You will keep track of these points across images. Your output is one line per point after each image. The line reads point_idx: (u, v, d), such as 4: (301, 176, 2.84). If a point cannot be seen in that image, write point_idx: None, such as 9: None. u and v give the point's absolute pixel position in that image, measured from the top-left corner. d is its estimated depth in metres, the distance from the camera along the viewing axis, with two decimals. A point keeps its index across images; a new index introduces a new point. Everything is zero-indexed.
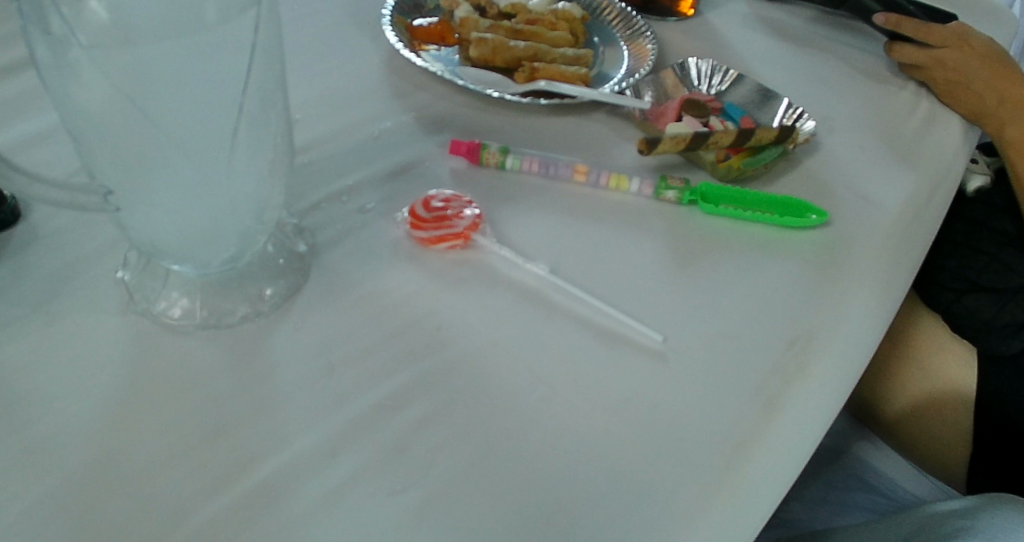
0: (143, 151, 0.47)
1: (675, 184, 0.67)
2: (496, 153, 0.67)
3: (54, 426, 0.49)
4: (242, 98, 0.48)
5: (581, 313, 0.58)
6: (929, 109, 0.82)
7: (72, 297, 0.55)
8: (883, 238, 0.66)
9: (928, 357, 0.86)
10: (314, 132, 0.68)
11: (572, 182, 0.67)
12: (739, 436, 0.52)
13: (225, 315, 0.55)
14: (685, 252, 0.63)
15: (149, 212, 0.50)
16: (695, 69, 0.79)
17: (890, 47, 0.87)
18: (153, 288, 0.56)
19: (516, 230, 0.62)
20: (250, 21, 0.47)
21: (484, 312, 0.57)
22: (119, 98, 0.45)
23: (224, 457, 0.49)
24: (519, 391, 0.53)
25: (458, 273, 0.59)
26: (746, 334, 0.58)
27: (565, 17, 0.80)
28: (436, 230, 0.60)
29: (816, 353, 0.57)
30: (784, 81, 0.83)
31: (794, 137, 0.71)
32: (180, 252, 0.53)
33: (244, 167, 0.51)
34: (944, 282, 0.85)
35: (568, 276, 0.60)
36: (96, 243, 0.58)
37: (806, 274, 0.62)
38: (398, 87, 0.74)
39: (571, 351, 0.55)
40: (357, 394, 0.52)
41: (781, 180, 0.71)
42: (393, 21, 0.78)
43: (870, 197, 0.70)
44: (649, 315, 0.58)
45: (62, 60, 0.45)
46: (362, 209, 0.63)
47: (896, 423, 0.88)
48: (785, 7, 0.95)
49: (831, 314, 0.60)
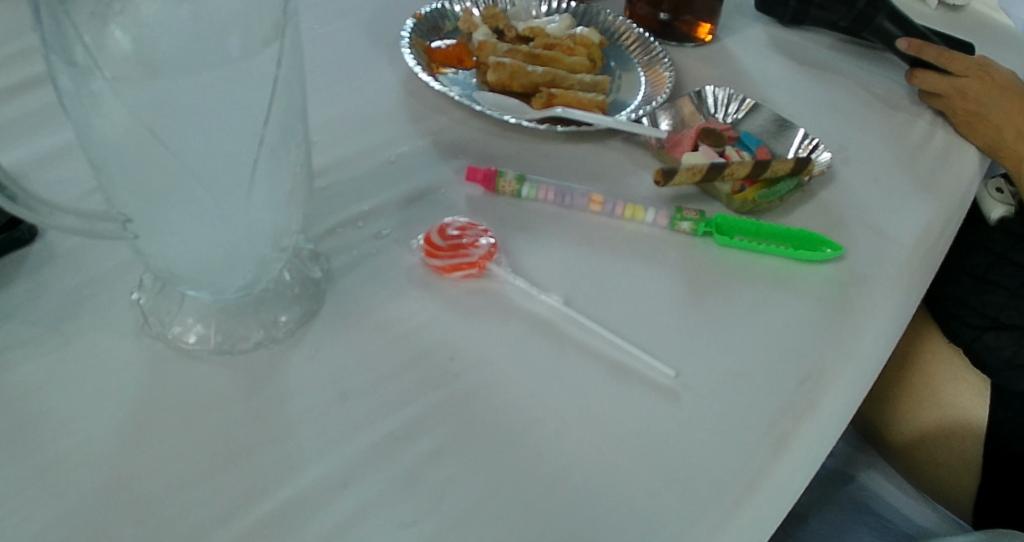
0: (162, 179, 0.48)
1: (691, 215, 0.66)
2: (512, 180, 0.67)
3: (67, 448, 0.50)
4: (264, 129, 0.49)
5: (594, 346, 0.58)
6: (945, 141, 0.82)
7: (88, 319, 0.56)
8: (898, 275, 0.66)
9: (942, 385, 0.86)
10: (330, 156, 0.69)
11: (588, 212, 0.67)
12: (748, 475, 0.52)
13: (240, 340, 0.55)
14: (699, 284, 0.63)
15: (168, 240, 0.50)
16: (712, 96, 0.79)
17: (910, 73, 0.87)
18: (168, 312, 0.56)
19: (531, 260, 0.62)
20: (274, 54, 0.47)
21: (498, 343, 0.57)
22: (140, 129, 0.46)
23: (236, 485, 0.49)
24: (533, 423, 0.53)
25: (473, 302, 0.59)
26: (759, 371, 0.57)
27: (584, 42, 0.80)
28: (452, 258, 0.60)
29: (829, 391, 0.57)
30: (801, 110, 0.83)
31: (809, 169, 0.71)
32: (196, 278, 0.53)
33: (263, 196, 0.51)
34: (966, 319, 0.84)
35: (581, 308, 0.59)
36: (111, 263, 0.59)
37: (819, 310, 0.62)
38: (415, 110, 0.74)
39: (583, 385, 0.55)
40: (367, 426, 0.52)
41: (797, 213, 0.71)
42: (412, 43, 0.79)
43: (885, 231, 0.70)
44: (662, 350, 0.58)
45: (84, 89, 0.45)
46: (378, 234, 0.63)
47: (903, 451, 0.88)
48: (802, 34, 0.95)
49: (844, 351, 0.59)
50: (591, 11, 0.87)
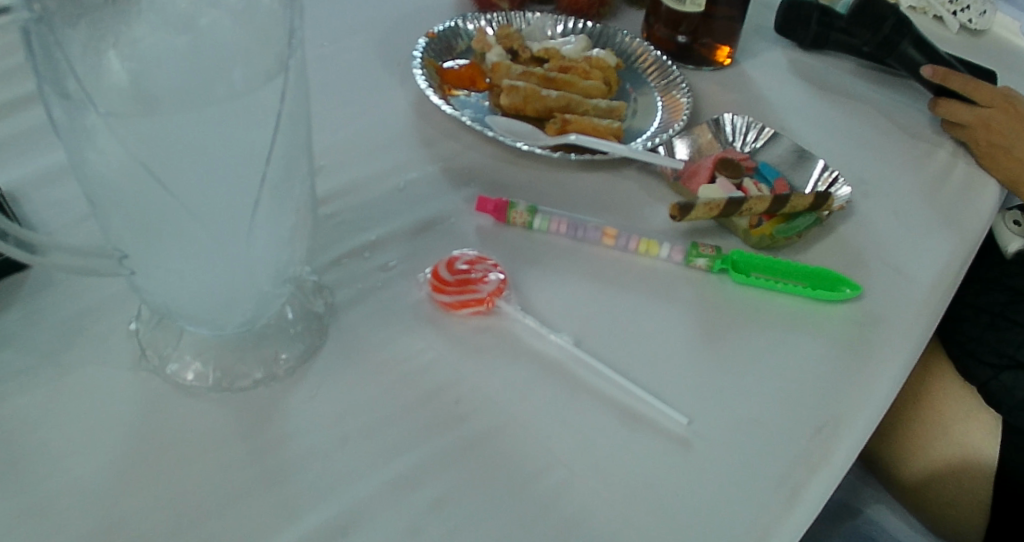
0: (157, 217, 0.46)
1: (707, 251, 0.64)
2: (524, 212, 0.65)
3: (57, 487, 0.48)
4: (266, 168, 0.47)
5: (605, 391, 0.56)
6: (966, 174, 0.80)
7: (84, 348, 0.54)
8: (916, 316, 0.64)
9: (952, 423, 0.83)
10: (337, 182, 0.67)
11: (601, 245, 0.65)
12: (762, 530, 0.50)
13: (239, 378, 0.53)
14: (714, 324, 0.61)
15: (164, 276, 0.48)
16: (729, 124, 0.77)
17: (935, 101, 0.84)
18: (166, 346, 0.54)
19: (541, 297, 0.61)
20: (277, 90, 0.46)
21: (505, 384, 0.55)
22: (135, 166, 0.44)
23: (230, 531, 0.47)
24: (540, 473, 0.51)
25: (480, 341, 0.57)
26: (774, 419, 0.55)
27: (599, 65, 0.79)
28: (459, 294, 0.58)
29: (845, 441, 0.55)
30: (821, 140, 0.81)
31: (830, 204, 0.68)
32: (195, 315, 0.51)
33: (266, 234, 0.49)
34: (982, 357, 0.81)
35: (592, 350, 0.58)
36: (109, 292, 0.57)
37: (837, 356, 0.60)
38: (426, 135, 0.72)
39: (589, 431, 0.53)
40: (368, 473, 0.50)
41: (814, 249, 0.69)
42: (424, 63, 0.77)
43: (904, 270, 0.68)
44: (676, 396, 0.56)
45: (79, 123, 0.44)
46: (385, 266, 0.61)
47: (910, 492, 0.84)
48: (824, 59, 0.93)
49: (861, 398, 0.57)
50: (608, 32, 0.85)
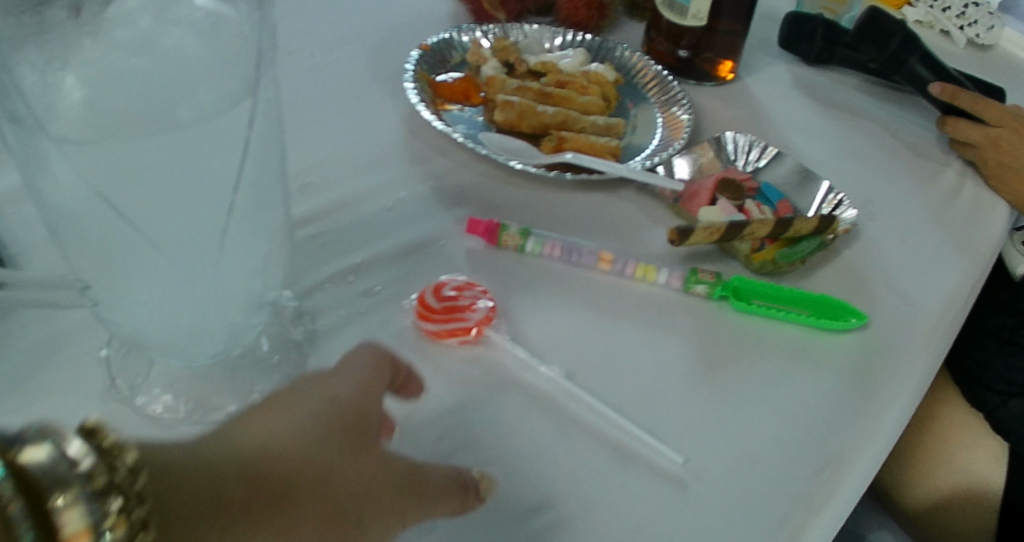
0: (119, 248, 0.43)
1: (706, 278, 0.62)
2: (516, 234, 0.62)
3: None
4: (233, 196, 0.44)
5: (596, 426, 0.53)
6: (973, 195, 0.77)
7: (49, 377, 0.51)
8: (924, 346, 0.61)
9: (958, 450, 0.79)
10: (322, 201, 0.65)
11: (596, 270, 0.62)
12: None
13: (212, 411, 0.51)
14: (713, 355, 0.58)
15: (127, 307, 0.46)
16: (731, 143, 0.74)
17: (942, 120, 0.82)
18: (137, 377, 0.52)
19: (532, 325, 0.58)
20: (245, 112, 0.44)
21: (492, 418, 0.53)
22: (93, 195, 0.41)
23: None
24: (524, 514, 0.48)
25: (467, 371, 0.55)
26: (773, 458, 0.53)
27: (597, 80, 0.77)
28: (446, 322, 0.56)
29: (848, 482, 0.52)
30: (826, 158, 0.78)
31: (834, 227, 0.66)
32: (163, 346, 0.49)
33: (236, 263, 0.46)
34: (990, 385, 0.78)
35: (584, 383, 0.55)
36: (79, 317, 0.55)
37: (842, 391, 0.57)
38: (416, 151, 0.70)
39: (580, 468, 0.51)
40: None
41: (818, 275, 0.66)
42: (416, 76, 0.74)
43: (910, 297, 0.65)
44: (671, 433, 0.53)
45: (35, 150, 0.41)
46: (369, 291, 0.59)
47: (914, 519, 0.82)
48: (828, 74, 0.91)
49: (865, 435, 0.54)
50: (607, 45, 0.83)
